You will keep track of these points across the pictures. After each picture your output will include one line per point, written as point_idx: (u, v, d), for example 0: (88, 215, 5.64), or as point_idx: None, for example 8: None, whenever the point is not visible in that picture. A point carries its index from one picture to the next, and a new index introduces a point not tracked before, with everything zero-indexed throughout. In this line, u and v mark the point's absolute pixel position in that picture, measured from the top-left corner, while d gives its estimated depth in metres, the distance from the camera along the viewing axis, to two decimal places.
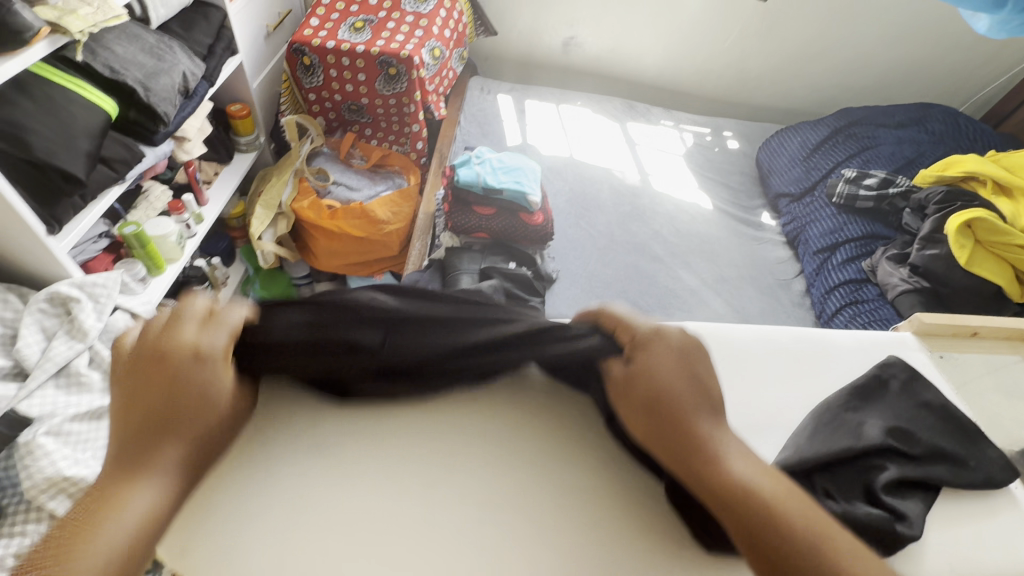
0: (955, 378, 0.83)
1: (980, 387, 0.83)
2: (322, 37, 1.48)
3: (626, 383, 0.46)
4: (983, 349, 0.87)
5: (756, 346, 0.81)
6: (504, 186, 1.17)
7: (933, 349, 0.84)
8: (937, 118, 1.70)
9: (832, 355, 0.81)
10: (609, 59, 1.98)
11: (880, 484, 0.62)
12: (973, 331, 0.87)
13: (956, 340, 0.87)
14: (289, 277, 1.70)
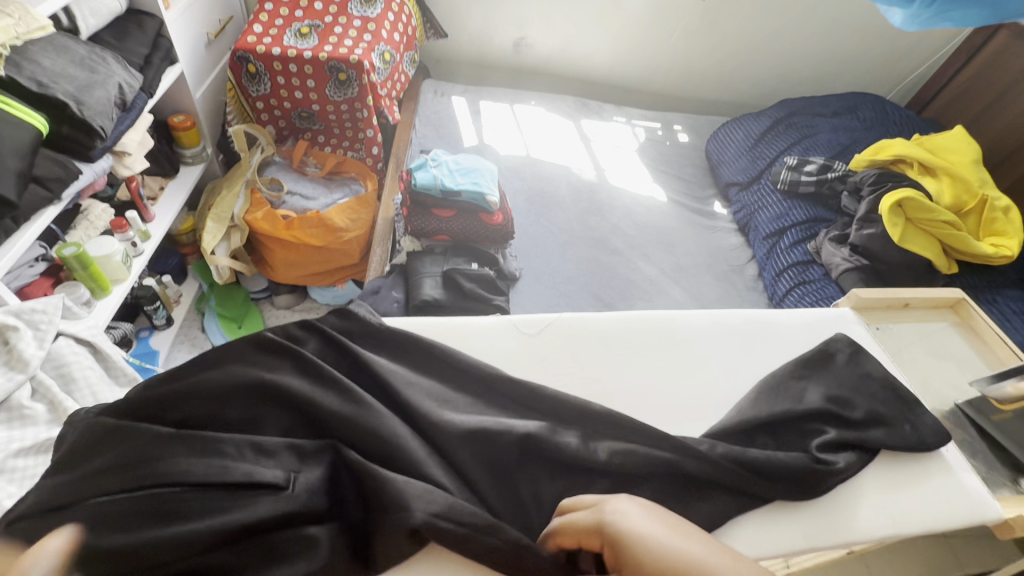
0: (891, 347, 0.89)
1: (913, 354, 0.90)
2: (267, 44, 1.45)
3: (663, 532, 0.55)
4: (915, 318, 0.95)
5: (710, 329, 0.85)
6: (461, 188, 1.17)
7: (870, 321, 0.90)
8: (868, 105, 1.80)
9: (779, 333, 0.86)
10: (560, 59, 2.02)
11: (815, 444, 0.69)
12: (906, 303, 0.94)
13: (891, 312, 0.94)
14: (246, 292, 1.64)
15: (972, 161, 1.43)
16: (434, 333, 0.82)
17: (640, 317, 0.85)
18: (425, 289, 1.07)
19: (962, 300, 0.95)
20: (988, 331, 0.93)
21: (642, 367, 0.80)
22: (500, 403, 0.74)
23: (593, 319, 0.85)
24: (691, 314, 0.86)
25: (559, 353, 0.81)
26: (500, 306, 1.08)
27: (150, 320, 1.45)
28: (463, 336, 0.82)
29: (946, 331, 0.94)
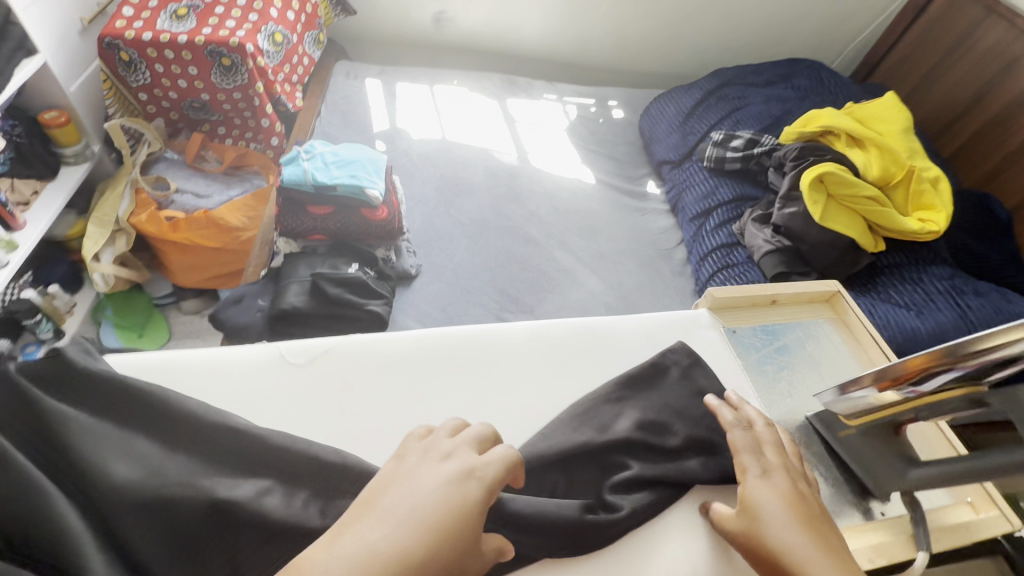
0: (747, 351, 0.78)
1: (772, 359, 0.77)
2: (137, 28, 1.32)
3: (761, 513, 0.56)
4: (783, 316, 0.82)
5: (528, 346, 0.76)
6: (337, 182, 1.07)
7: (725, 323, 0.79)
8: (804, 73, 1.70)
9: (618, 345, 0.77)
10: (485, 33, 1.88)
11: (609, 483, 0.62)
12: (771, 299, 0.82)
13: (754, 310, 0.82)
14: (148, 298, 1.54)
15: (903, 130, 1.34)
16: (192, 368, 0.69)
17: (440, 335, 0.75)
18: (288, 297, 0.98)
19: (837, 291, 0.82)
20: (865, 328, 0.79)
21: (464, 389, 0.70)
22: (209, 456, 0.58)
23: (386, 339, 0.73)
24: (506, 328, 0.77)
25: (338, 383, 0.69)
26: (375, 311, 1.00)
27: (35, 335, 1.38)
28: (233, 372, 0.69)
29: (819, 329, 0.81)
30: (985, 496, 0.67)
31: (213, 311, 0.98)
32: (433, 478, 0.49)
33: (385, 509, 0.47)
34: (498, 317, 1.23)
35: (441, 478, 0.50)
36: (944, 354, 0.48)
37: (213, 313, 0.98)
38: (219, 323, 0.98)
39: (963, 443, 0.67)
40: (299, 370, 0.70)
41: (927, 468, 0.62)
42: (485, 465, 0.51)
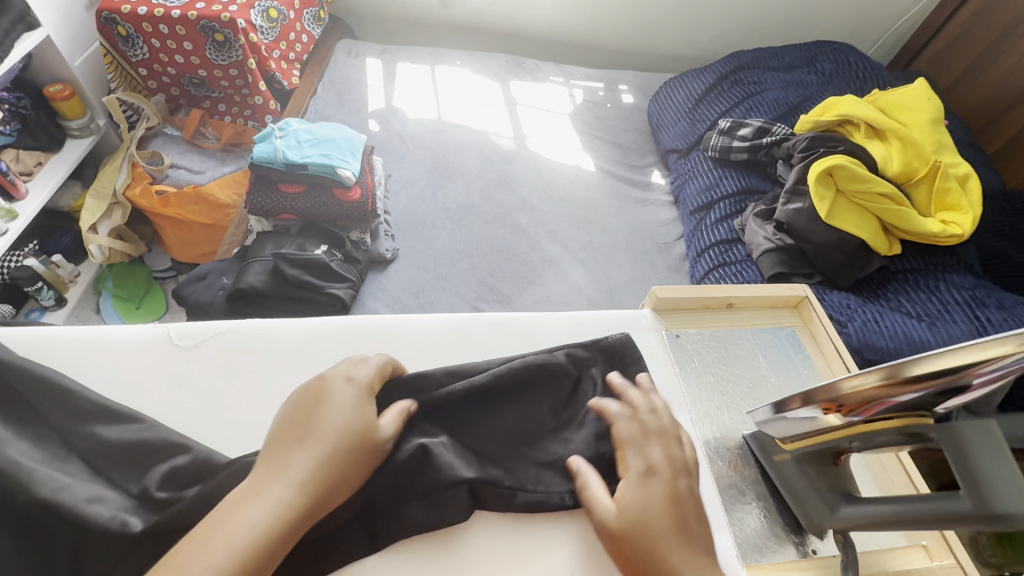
0: (698, 358, 0.69)
1: (726, 369, 0.68)
2: (134, 2, 1.33)
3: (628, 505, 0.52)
4: (742, 322, 0.73)
5: (444, 341, 0.68)
6: (308, 161, 1.05)
7: (672, 327, 0.71)
8: (828, 57, 1.58)
9: (546, 343, 0.69)
10: (493, 13, 1.82)
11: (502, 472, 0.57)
12: (729, 302, 0.73)
13: (709, 314, 0.73)
14: (147, 271, 1.58)
15: (931, 121, 1.22)
16: (69, 348, 0.62)
17: (350, 322, 0.67)
18: (248, 276, 0.98)
19: (804, 296, 0.74)
20: (831, 337, 0.71)
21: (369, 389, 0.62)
22: None
23: (294, 325, 0.66)
24: (425, 317, 0.69)
25: (233, 369, 0.63)
26: (335, 295, 1.00)
27: (37, 302, 1.42)
28: (109, 354, 0.62)
29: (783, 337, 0.73)
30: (941, 541, 0.57)
31: (176, 289, 1.00)
32: (345, 396, 0.53)
33: (305, 444, 0.48)
34: (472, 306, 1.18)
35: (354, 397, 0.53)
36: (887, 376, 0.40)
37: (176, 291, 1.00)
38: (185, 300, 1.01)
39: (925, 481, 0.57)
40: (182, 355, 0.63)
41: (863, 505, 0.50)
42: (361, 373, 0.56)
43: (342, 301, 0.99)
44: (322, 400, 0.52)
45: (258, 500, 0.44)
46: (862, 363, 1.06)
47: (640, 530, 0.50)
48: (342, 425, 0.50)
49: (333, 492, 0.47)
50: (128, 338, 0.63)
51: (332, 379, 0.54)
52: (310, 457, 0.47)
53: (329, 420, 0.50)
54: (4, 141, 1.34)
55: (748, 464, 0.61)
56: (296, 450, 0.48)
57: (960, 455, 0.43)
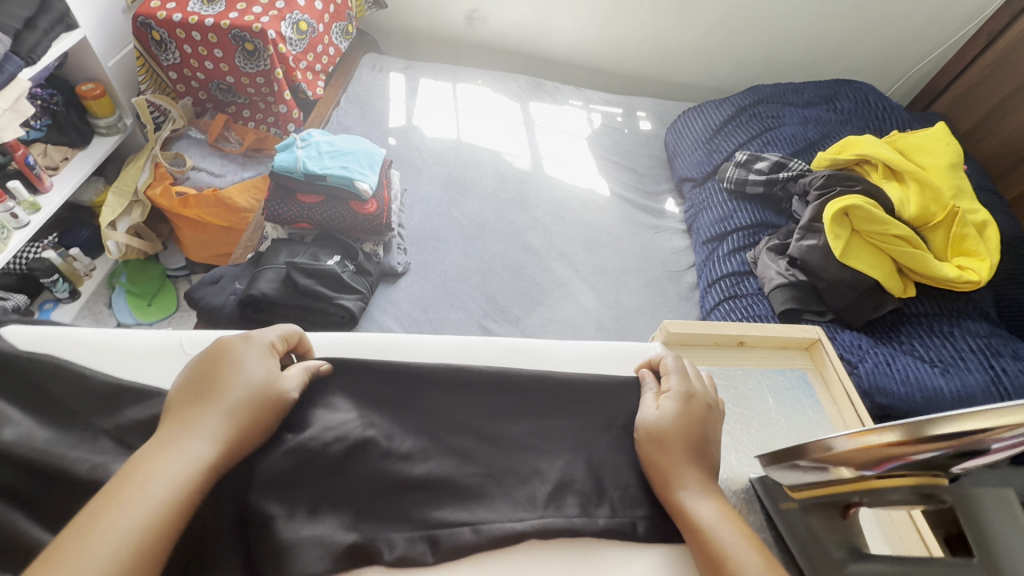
0: None
1: (734, 409, 0.67)
2: (170, 9, 1.37)
3: (673, 415, 0.58)
4: (752, 362, 0.73)
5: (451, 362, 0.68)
6: (327, 172, 1.07)
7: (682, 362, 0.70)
8: (848, 95, 1.58)
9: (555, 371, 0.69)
10: (517, 35, 1.85)
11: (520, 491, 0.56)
12: (740, 341, 0.72)
13: (719, 352, 0.72)
14: (162, 269, 1.60)
15: (950, 165, 1.21)
16: (84, 348, 0.63)
17: (359, 338, 0.67)
18: (260, 283, 0.98)
19: (817, 339, 0.73)
20: (843, 383, 0.70)
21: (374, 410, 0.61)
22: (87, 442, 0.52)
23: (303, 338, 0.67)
24: (433, 337, 0.70)
25: None
26: (345, 306, 1.00)
27: (51, 293, 1.44)
28: (121, 356, 0.63)
29: (794, 380, 0.72)
30: None
31: (189, 291, 1.01)
32: (253, 357, 0.54)
33: (216, 401, 0.50)
34: (480, 324, 1.18)
35: (259, 354, 0.54)
36: (907, 434, 0.40)
37: (189, 292, 1.01)
38: (196, 300, 1.02)
39: (936, 540, 0.56)
40: None
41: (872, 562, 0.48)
42: (264, 332, 0.57)
43: (352, 313, 0.99)
44: (228, 359, 0.53)
45: (147, 483, 0.43)
46: (873, 406, 1.04)
47: (661, 436, 0.57)
48: (249, 388, 0.52)
49: (239, 445, 0.49)
50: (140, 343, 0.64)
51: (244, 343, 0.54)
52: (220, 415, 0.49)
53: (240, 377, 0.52)
54: (34, 135, 1.37)
55: (753, 509, 0.59)
56: (202, 408, 0.49)
57: (970, 510, 0.43)
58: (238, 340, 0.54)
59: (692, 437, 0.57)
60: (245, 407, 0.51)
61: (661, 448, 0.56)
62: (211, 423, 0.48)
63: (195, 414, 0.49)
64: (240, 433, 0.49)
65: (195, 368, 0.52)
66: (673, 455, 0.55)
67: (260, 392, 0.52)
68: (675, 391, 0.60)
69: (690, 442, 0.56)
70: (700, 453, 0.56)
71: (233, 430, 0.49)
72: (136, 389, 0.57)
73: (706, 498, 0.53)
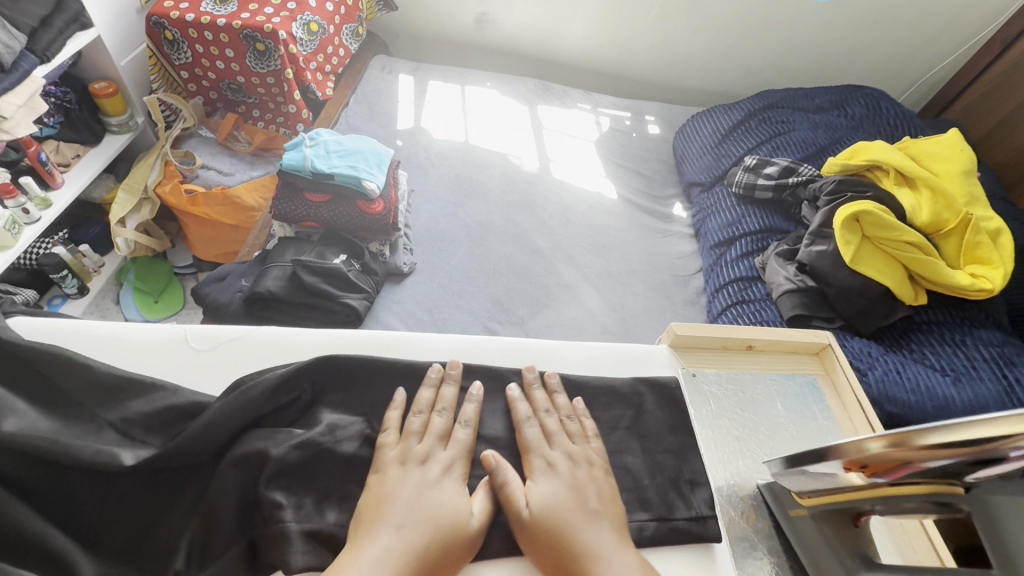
0: (713, 400, 0.67)
1: (742, 413, 0.66)
2: (183, 9, 1.38)
3: (551, 494, 0.54)
4: (761, 366, 0.71)
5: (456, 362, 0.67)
6: (334, 171, 1.07)
7: (689, 365, 0.70)
8: (860, 101, 1.57)
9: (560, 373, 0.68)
10: (526, 38, 1.86)
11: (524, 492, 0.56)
12: (748, 345, 0.71)
13: (727, 356, 0.72)
14: (170, 266, 1.61)
15: (963, 172, 1.20)
16: (91, 342, 0.63)
17: (364, 334, 0.67)
18: (266, 280, 0.98)
19: (827, 344, 0.72)
20: (853, 388, 0.68)
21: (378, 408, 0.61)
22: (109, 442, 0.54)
23: (309, 334, 0.66)
24: (438, 336, 0.69)
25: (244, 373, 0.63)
26: (350, 304, 1.00)
27: (60, 288, 1.45)
28: (129, 348, 0.63)
29: (803, 385, 0.71)
30: None
31: (195, 287, 1.01)
32: (442, 454, 0.57)
33: (408, 494, 0.53)
34: (485, 326, 1.18)
35: (456, 452, 0.58)
36: (894, 443, 0.40)
37: (195, 289, 1.01)
38: (202, 297, 1.02)
39: (950, 551, 0.54)
40: (197, 357, 0.63)
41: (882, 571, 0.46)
42: (466, 430, 0.60)
43: (357, 311, 0.99)
44: (421, 456, 0.57)
45: (360, 557, 0.47)
46: (882, 415, 1.02)
47: (553, 518, 0.52)
48: (442, 486, 0.54)
49: (451, 539, 0.51)
50: (146, 336, 0.64)
51: (431, 435, 0.58)
52: (412, 505, 0.52)
53: (431, 474, 0.55)
54: (46, 132, 1.39)
55: (762, 516, 0.59)
56: (393, 502, 0.52)
57: (991, 523, 0.41)
58: (433, 436, 0.59)
59: (581, 501, 0.54)
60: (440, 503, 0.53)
61: (559, 531, 0.52)
62: (404, 512, 0.51)
63: (391, 505, 0.52)
64: (445, 528, 0.51)
65: (390, 457, 0.56)
66: (576, 537, 0.51)
67: (447, 485, 0.55)
68: (547, 462, 0.57)
69: (592, 517, 0.53)
70: (603, 531, 0.52)
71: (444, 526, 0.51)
72: (138, 382, 0.58)
73: (621, 559, 0.50)
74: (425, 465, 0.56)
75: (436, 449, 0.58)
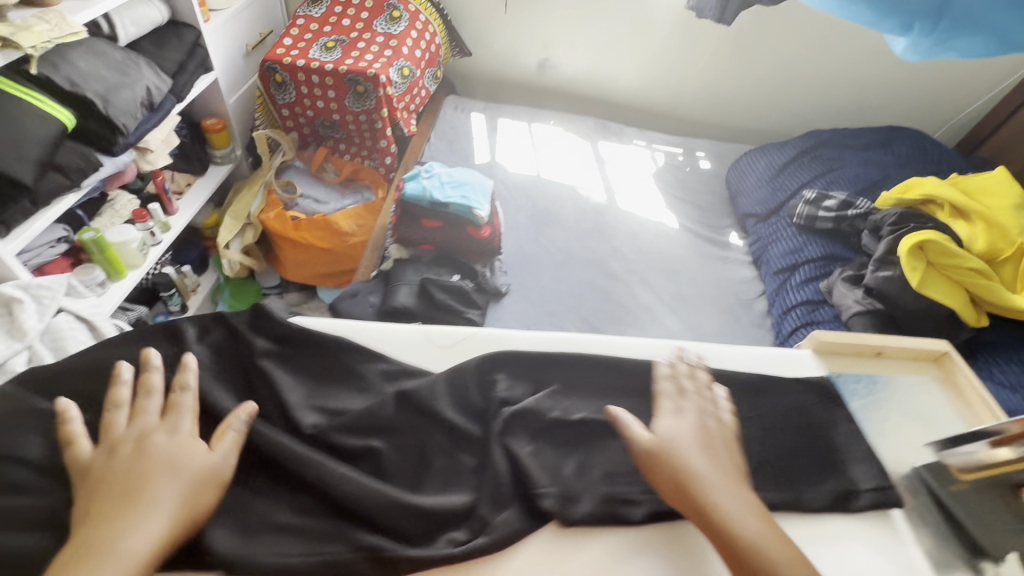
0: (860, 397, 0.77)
1: (887, 410, 0.75)
2: (294, 56, 1.54)
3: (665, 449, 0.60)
4: (891, 369, 0.81)
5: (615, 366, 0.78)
6: (450, 201, 1.18)
7: (832, 367, 0.79)
8: (905, 140, 1.70)
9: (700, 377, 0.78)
10: (584, 80, 2.02)
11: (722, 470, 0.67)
12: (879, 350, 0.81)
13: (861, 360, 0.81)
14: (259, 287, 1.72)
15: (1014, 205, 1.31)
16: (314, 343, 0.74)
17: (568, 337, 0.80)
18: (399, 297, 1.09)
19: (946, 351, 0.81)
20: (973, 388, 0.78)
21: (568, 395, 0.73)
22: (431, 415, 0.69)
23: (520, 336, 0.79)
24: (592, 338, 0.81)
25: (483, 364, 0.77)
26: (473, 319, 1.11)
27: (166, 306, 1.55)
28: (395, 343, 0.78)
29: (928, 386, 0.79)
30: None
31: (334, 303, 1.11)
32: (187, 430, 0.58)
33: (156, 465, 0.54)
34: None
35: (179, 426, 0.59)
36: None
37: (333, 305, 1.11)
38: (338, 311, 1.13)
39: None
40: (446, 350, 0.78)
41: None
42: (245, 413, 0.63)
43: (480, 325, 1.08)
44: (155, 431, 0.57)
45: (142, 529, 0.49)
46: None
47: (673, 454, 0.60)
48: (194, 457, 0.56)
49: (200, 504, 0.54)
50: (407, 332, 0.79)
51: (181, 416, 0.60)
52: (174, 480, 0.54)
53: (167, 446, 0.56)
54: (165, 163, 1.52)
55: (909, 495, 0.67)
56: (162, 480, 0.53)
57: None
58: (179, 414, 0.60)
59: (709, 444, 0.61)
60: (193, 473, 0.55)
61: (702, 486, 0.57)
62: (165, 486, 0.53)
63: (133, 478, 0.53)
64: (189, 495, 0.54)
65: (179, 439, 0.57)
66: (696, 484, 0.57)
67: (189, 453, 0.57)
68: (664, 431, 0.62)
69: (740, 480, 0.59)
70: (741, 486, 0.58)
71: (197, 493, 0.54)
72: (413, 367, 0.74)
73: (732, 495, 0.57)
74: (143, 436, 0.56)
75: (151, 422, 0.58)
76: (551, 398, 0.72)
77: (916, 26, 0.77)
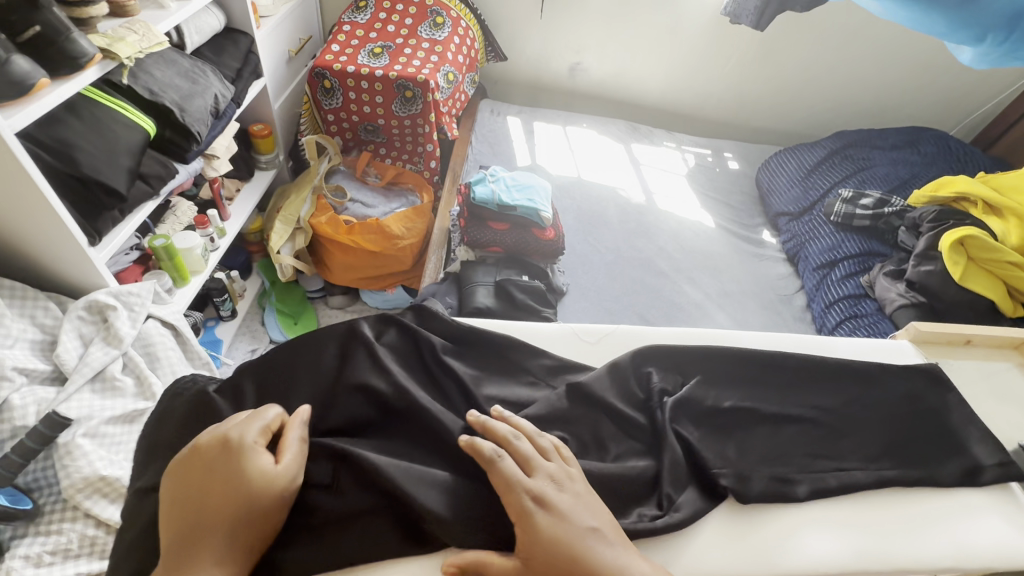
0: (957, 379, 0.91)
1: (976, 391, 0.90)
2: (343, 62, 1.56)
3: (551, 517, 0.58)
4: (978, 355, 0.96)
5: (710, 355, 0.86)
6: (518, 204, 1.23)
7: (930, 355, 0.94)
8: (930, 140, 1.78)
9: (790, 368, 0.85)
10: (613, 83, 2.07)
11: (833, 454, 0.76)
12: (968, 340, 0.96)
13: (952, 347, 0.96)
14: (304, 291, 1.74)
15: None
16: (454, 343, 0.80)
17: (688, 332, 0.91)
18: (479, 298, 1.14)
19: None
20: None
21: (678, 380, 0.82)
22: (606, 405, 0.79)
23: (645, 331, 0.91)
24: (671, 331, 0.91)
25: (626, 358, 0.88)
26: (549, 317, 1.16)
27: (217, 311, 1.56)
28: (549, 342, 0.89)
29: (1010, 370, 0.94)
30: None
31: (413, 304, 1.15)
32: (254, 440, 0.62)
33: (219, 483, 0.59)
34: None
35: (246, 436, 0.62)
36: None
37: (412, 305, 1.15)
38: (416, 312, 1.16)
39: None
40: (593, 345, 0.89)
41: None
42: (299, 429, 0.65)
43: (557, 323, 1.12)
44: (225, 441, 0.61)
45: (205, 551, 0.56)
46: None
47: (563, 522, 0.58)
48: (256, 473, 0.59)
49: (257, 518, 0.58)
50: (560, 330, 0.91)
51: (253, 427, 0.63)
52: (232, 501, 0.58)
53: (232, 464, 0.59)
54: None
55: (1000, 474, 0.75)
56: (223, 499, 0.58)
57: None
58: (248, 426, 0.63)
59: (579, 500, 0.61)
60: (249, 492, 0.58)
61: (577, 551, 0.56)
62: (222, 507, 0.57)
63: (196, 494, 0.59)
64: (247, 512, 0.58)
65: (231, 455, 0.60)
66: (591, 546, 0.57)
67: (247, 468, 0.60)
68: (535, 491, 0.60)
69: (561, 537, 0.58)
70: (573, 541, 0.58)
71: (253, 512, 0.58)
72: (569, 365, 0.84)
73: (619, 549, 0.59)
74: (217, 445, 0.61)
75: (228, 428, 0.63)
76: (701, 387, 0.81)
77: (990, 37, 0.83)
